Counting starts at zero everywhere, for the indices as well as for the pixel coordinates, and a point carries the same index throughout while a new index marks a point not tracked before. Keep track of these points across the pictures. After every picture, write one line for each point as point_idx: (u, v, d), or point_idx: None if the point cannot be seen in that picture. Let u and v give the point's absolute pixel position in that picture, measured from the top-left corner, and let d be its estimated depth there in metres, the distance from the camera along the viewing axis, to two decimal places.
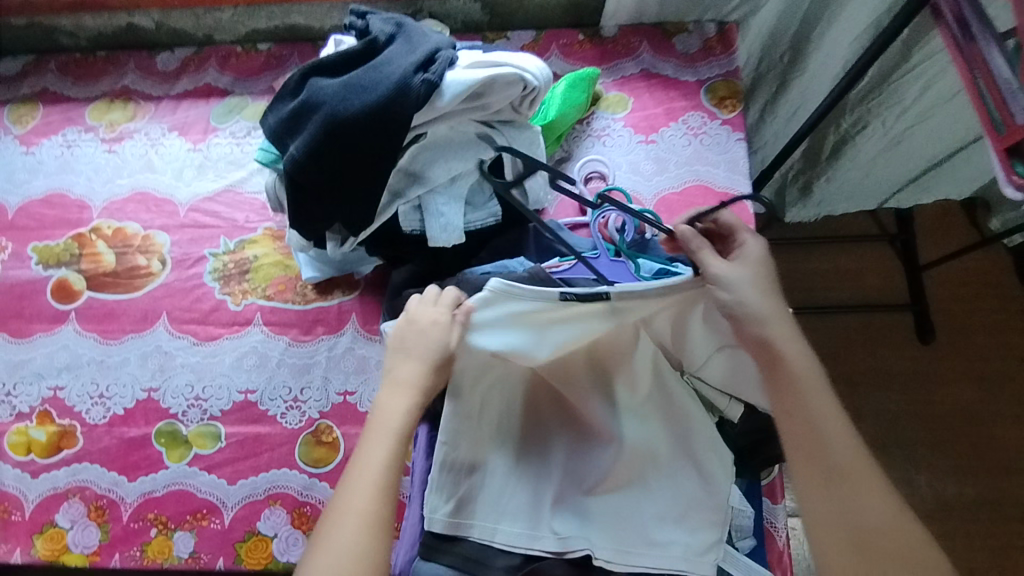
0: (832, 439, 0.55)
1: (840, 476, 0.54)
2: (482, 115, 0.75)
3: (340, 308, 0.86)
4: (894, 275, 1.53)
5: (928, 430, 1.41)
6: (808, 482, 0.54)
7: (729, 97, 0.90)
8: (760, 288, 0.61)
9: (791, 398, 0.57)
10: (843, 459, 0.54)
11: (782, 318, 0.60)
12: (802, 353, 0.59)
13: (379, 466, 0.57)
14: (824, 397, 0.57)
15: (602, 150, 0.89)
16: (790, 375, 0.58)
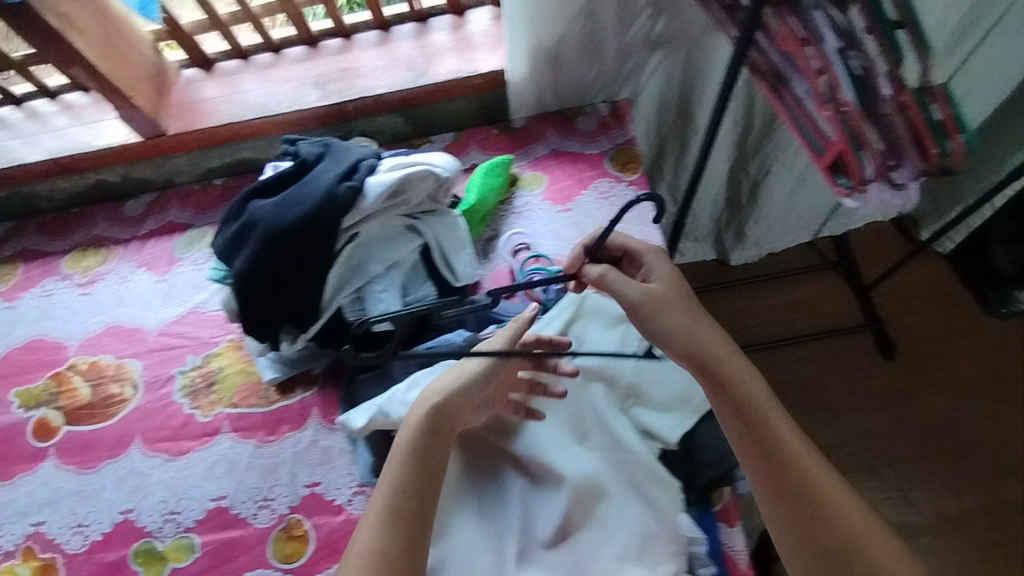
0: (796, 463, 0.62)
1: (806, 496, 0.61)
2: (405, 209, 0.85)
3: (302, 404, 0.91)
4: (845, 299, 1.60)
5: (913, 443, 1.45)
6: (779, 505, 0.61)
7: (630, 162, 1.01)
8: (698, 324, 0.68)
9: (749, 418, 0.64)
10: (806, 480, 0.61)
11: (725, 346, 0.67)
12: (751, 380, 0.66)
13: (385, 496, 0.62)
14: (775, 415, 0.64)
15: (526, 223, 0.99)
16: (746, 407, 0.64)
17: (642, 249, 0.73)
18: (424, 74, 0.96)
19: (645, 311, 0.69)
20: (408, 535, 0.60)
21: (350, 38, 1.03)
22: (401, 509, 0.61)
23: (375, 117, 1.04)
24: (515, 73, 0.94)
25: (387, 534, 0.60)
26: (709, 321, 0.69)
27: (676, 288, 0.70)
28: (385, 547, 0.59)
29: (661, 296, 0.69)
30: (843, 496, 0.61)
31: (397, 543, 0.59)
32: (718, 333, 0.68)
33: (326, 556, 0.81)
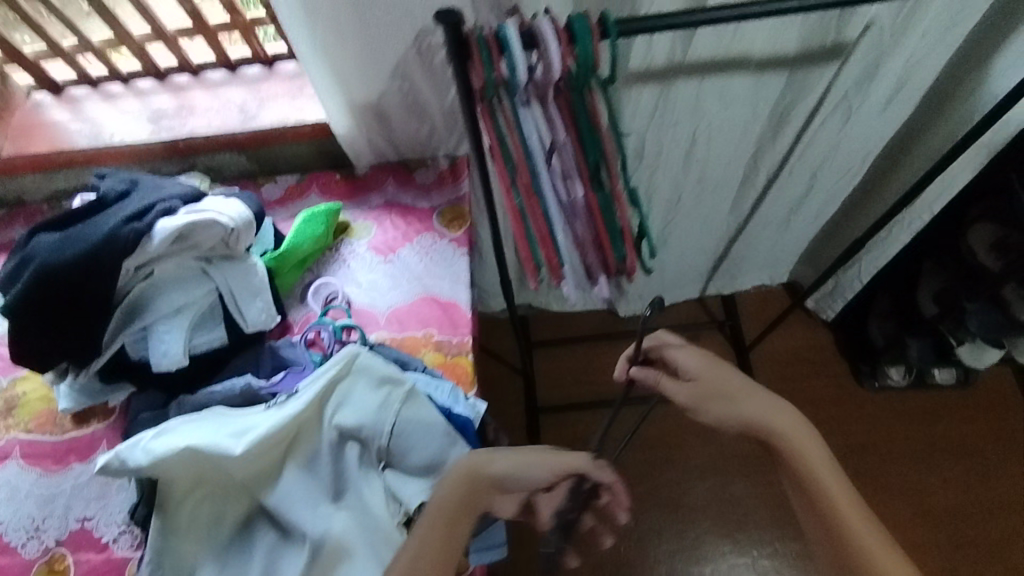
0: (842, 525, 0.68)
1: (852, 558, 0.67)
2: (197, 252, 0.86)
3: (92, 436, 0.92)
4: (726, 359, 1.62)
5: (771, 507, 1.46)
6: (832, 558, 0.70)
7: (456, 219, 1.03)
8: (746, 399, 0.75)
9: (806, 485, 0.71)
10: (853, 545, 0.67)
11: (787, 414, 0.73)
12: (813, 448, 0.72)
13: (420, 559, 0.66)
14: (832, 478, 0.70)
15: (344, 271, 1.00)
16: (796, 470, 0.72)
17: (677, 349, 0.79)
18: (252, 118, 1.00)
19: (703, 396, 0.77)
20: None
21: (197, 75, 1.05)
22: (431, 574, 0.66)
23: (216, 156, 1.05)
24: (339, 127, 0.96)
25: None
26: (758, 389, 0.75)
27: (725, 381, 0.76)
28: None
29: (713, 384, 0.77)
30: (896, 557, 0.66)
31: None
32: (774, 400, 0.74)
33: None
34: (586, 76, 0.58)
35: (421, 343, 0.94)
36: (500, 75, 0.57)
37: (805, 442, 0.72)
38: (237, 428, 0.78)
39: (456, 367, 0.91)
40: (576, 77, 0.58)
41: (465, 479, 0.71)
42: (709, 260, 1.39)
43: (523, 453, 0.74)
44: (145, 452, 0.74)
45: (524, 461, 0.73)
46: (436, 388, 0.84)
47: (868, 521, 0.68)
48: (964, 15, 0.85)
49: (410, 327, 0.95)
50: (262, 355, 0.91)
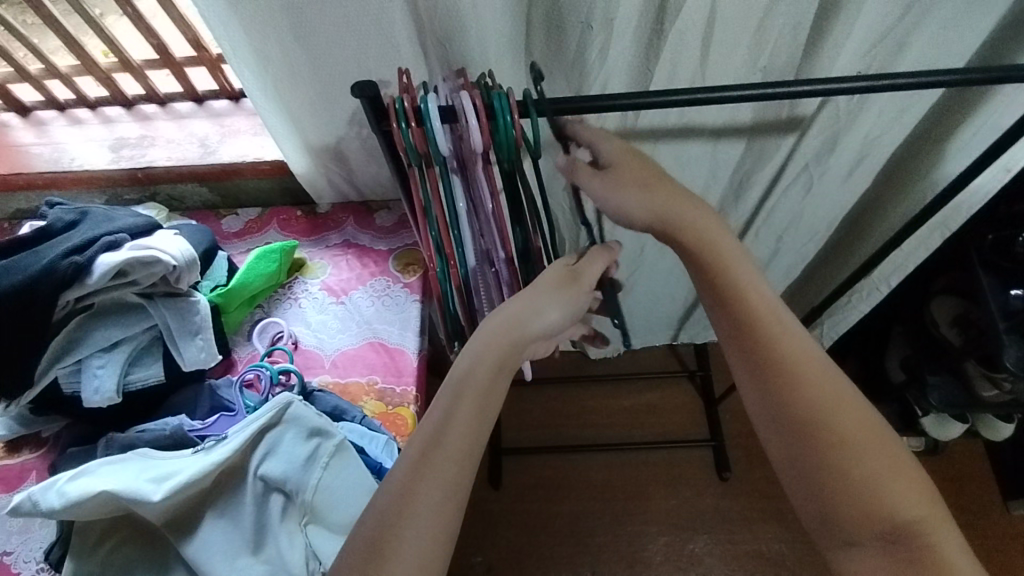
0: (776, 353, 0.61)
1: (785, 388, 0.60)
2: (137, 289, 0.85)
3: (22, 466, 0.90)
4: (694, 410, 1.60)
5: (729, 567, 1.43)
6: (756, 395, 0.62)
7: (412, 263, 1.03)
8: (665, 191, 0.65)
9: (727, 293, 0.64)
10: (775, 355, 0.61)
11: (702, 213, 0.65)
12: (735, 251, 0.65)
13: (455, 435, 0.58)
14: (754, 285, 0.64)
15: (295, 310, 1.00)
16: (725, 288, 0.64)
17: (588, 129, 0.68)
18: (212, 153, 1.02)
19: (620, 180, 0.65)
20: (455, 474, 0.56)
21: (165, 106, 1.08)
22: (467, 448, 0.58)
23: (178, 186, 1.06)
24: (297, 167, 0.98)
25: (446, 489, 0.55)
26: (683, 193, 0.66)
27: (652, 173, 0.66)
28: (442, 489, 0.55)
29: (628, 173, 0.66)
30: (830, 383, 0.60)
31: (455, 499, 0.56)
32: (693, 196, 0.67)
33: None
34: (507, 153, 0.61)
35: (364, 391, 0.92)
36: (422, 145, 0.60)
37: (727, 257, 0.64)
38: (156, 472, 0.76)
39: (396, 419, 0.89)
40: (497, 153, 0.61)
41: (482, 338, 0.62)
42: None
43: (534, 293, 0.64)
44: (62, 494, 0.72)
45: (543, 305, 0.64)
46: (371, 440, 0.83)
47: (801, 344, 0.62)
48: (914, 99, 0.86)
49: (354, 373, 0.94)
50: (201, 394, 0.90)
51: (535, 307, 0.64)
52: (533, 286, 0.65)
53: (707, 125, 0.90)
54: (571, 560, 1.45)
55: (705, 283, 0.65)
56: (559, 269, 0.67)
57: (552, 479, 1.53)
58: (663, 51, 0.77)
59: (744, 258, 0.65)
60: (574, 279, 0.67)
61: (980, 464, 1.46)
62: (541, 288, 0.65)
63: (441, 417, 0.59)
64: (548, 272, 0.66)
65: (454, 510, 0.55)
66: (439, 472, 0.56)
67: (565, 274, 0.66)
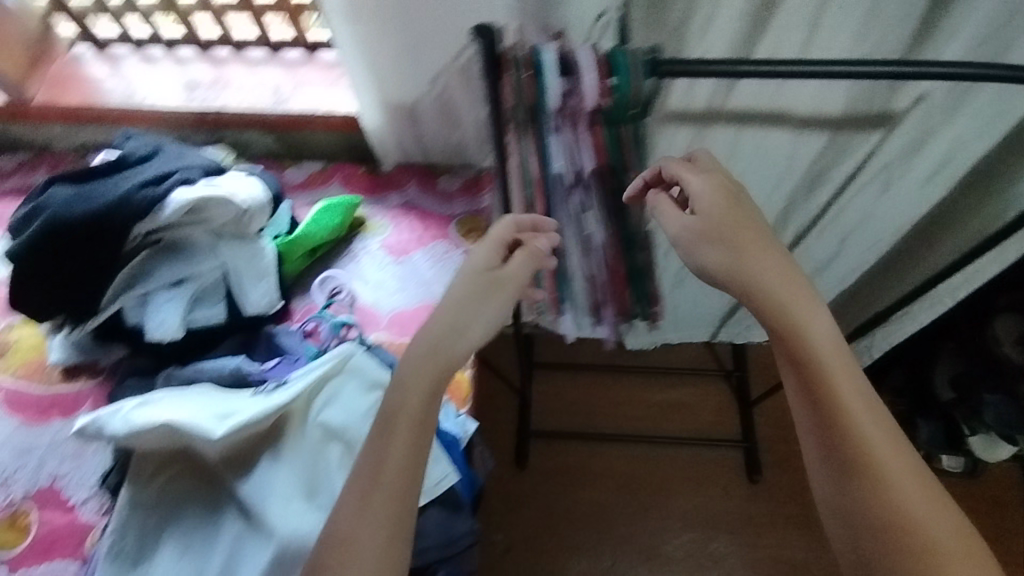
0: (861, 442, 0.59)
1: (868, 482, 0.58)
2: (208, 227, 0.85)
3: (79, 393, 0.91)
4: (727, 410, 1.58)
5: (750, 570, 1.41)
6: (833, 486, 0.60)
7: (473, 230, 1.02)
8: (754, 248, 0.65)
9: (810, 375, 0.62)
10: (861, 449, 0.59)
11: (791, 285, 0.64)
12: (824, 332, 0.63)
13: (397, 472, 0.58)
14: (843, 371, 0.61)
15: (352, 266, 0.99)
16: (812, 367, 0.62)
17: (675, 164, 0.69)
18: (283, 103, 1.01)
19: (708, 232, 0.66)
20: (396, 513, 0.57)
21: (239, 50, 1.07)
22: (403, 476, 0.58)
23: (245, 132, 1.06)
24: (370, 121, 0.97)
25: (384, 525, 0.56)
26: (777, 253, 0.65)
27: (741, 235, 0.65)
28: (389, 531, 0.56)
29: (722, 227, 0.66)
30: (918, 487, 0.57)
31: (392, 534, 0.56)
32: (782, 253, 0.66)
33: (37, 553, 0.80)
34: (616, 110, 0.65)
35: None
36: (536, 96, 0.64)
37: (816, 335, 0.63)
38: (213, 410, 0.76)
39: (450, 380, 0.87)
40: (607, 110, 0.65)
41: (412, 363, 0.62)
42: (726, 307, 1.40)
43: (450, 306, 0.65)
44: (127, 420, 0.73)
45: (463, 315, 0.65)
46: None
47: (889, 438, 0.59)
48: (1013, 102, 0.83)
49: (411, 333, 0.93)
50: (258, 339, 0.90)
51: (462, 319, 0.65)
52: (451, 299, 0.66)
53: (796, 113, 0.88)
54: (591, 547, 1.44)
55: (788, 360, 0.63)
56: (480, 274, 0.67)
57: (579, 466, 1.52)
58: (769, 23, 0.75)
59: (836, 341, 0.62)
60: (497, 283, 0.67)
61: (1023, 493, 1.42)
62: (458, 301, 0.65)
63: (384, 453, 0.59)
64: (463, 281, 0.67)
65: (399, 548, 0.56)
66: (379, 513, 0.56)
67: (485, 279, 0.67)
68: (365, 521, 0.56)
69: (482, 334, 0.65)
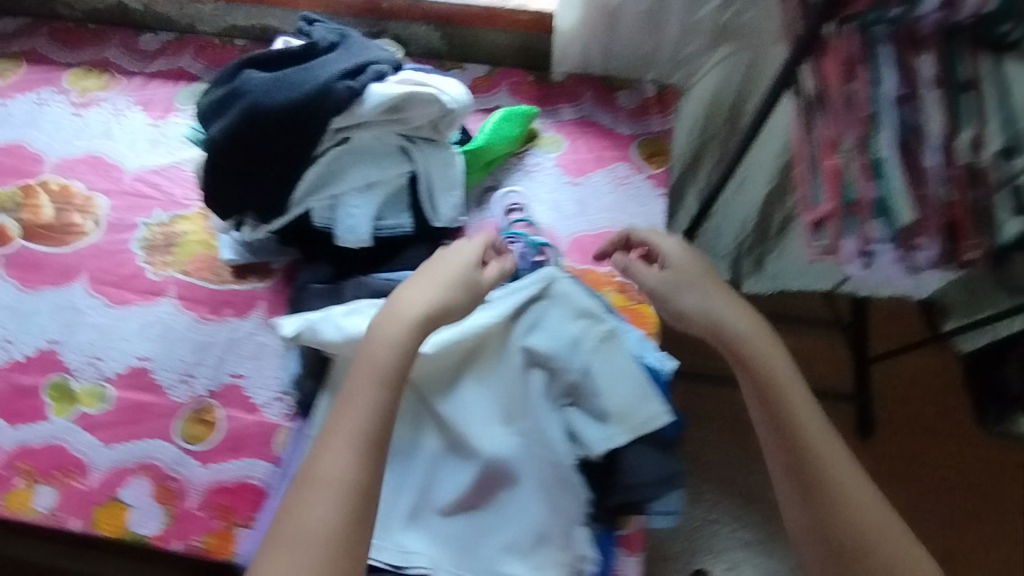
0: (824, 470, 0.62)
1: (831, 507, 0.61)
2: (403, 128, 0.78)
3: (251, 293, 0.88)
4: (843, 363, 1.52)
5: None
6: (804, 512, 0.62)
7: (657, 154, 0.92)
8: (722, 294, 0.72)
9: (770, 402, 0.66)
10: (823, 471, 0.62)
11: (749, 321, 0.70)
12: (779, 360, 0.67)
13: (362, 421, 0.61)
14: (799, 398, 0.65)
15: (527, 183, 0.91)
16: (778, 398, 0.66)
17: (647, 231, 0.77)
18: None
19: (677, 282, 0.73)
20: (365, 480, 0.59)
21: None
22: (367, 440, 0.60)
23: (413, 24, 0.97)
24: (564, 23, 0.89)
25: (348, 494, 0.58)
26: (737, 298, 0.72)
27: (695, 273, 0.73)
28: (355, 474, 0.58)
29: (692, 277, 0.73)
30: (874, 510, 0.61)
31: (353, 504, 0.57)
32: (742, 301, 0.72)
33: (227, 449, 0.80)
34: None
35: (603, 281, 0.86)
36: None
37: (778, 367, 0.67)
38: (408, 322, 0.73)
39: (637, 313, 0.83)
40: None
41: (375, 325, 0.66)
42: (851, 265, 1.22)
43: (414, 283, 0.69)
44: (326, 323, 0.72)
45: (413, 291, 0.68)
46: (629, 331, 0.78)
47: (850, 465, 0.63)
48: None
49: (593, 260, 0.87)
50: (437, 253, 0.83)
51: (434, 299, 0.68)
52: (420, 279, 0.69)
53: None
54: None
55: (753, 392, 0.67)
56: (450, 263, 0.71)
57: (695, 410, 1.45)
58: None
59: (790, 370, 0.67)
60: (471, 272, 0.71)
61: None
62: (427, 279, 0.69)
63: (346, 403, 0.62)
64: (424, 270, 0.70)
65: (363, 512, 0.58)
66: (336, 488, 0.58)
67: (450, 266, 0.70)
68: (322, 490, 0.57)
69: (444, 306, 0.67)
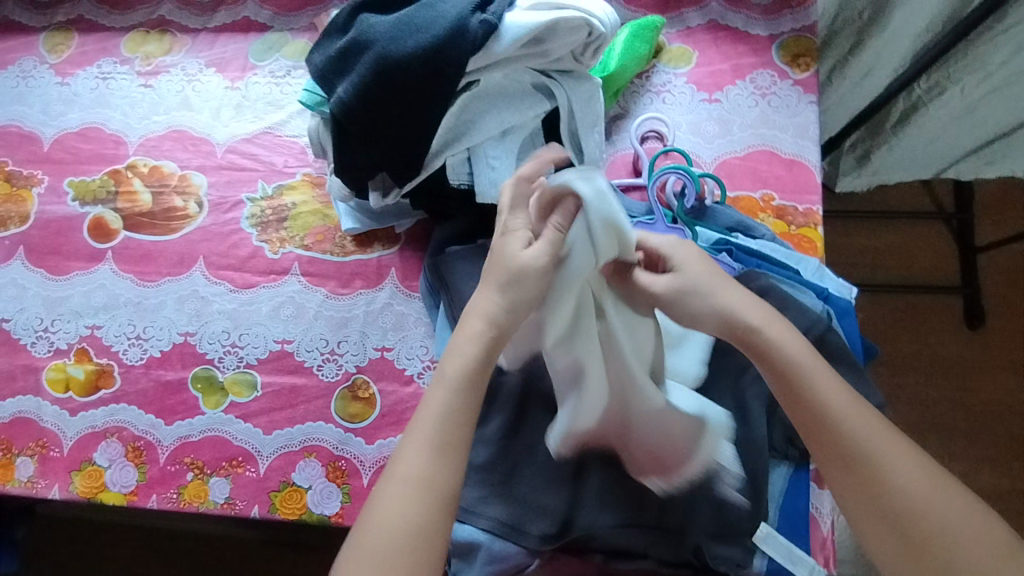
0: (878, 464, 0.51)
1: (895, 510, 0.50)
2: (540, 63, 0.71)
3: (380, 262, 0.84)
4: (944, 256, 1.44)
5: (960, 413, 1.36)
6: (863, 519, 0.51)
7: (803, 55, 0.83)
8: (724, 287, 0.59)
9: (811, 412, 0.54)
10: (899, 489, 0.50)
11: (763, 313, 0.59)
12: (805, 352, 0.56)
13: (438, 421, 0.55)
14: (842, 397, 0.54)
15: (661, 107, 0.83)
16: (812, 395, 0.54)
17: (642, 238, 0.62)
18: None
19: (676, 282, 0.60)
20: (442, 482, 0.53)
21: None
22: (445, 436, 0.54)
23: None
24: None
25: (417, 506, 0.52)
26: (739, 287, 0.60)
27: (708, 280, 0.59)
28: (429, 472, 0.53)
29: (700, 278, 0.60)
30: (978, 522, 0.49)
31: (429, 514, 0.52)
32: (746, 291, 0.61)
33: (390, 424, 0.78)
34: None
35: (759, 208, 0.78)
36: None
37: (806, 362, 0.56)
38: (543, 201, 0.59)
39: (802, 240, 0.77)
40: None
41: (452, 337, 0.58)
42: (978, 139, 1.11)
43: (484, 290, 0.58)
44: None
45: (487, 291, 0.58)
46: (804, 261, 0.73)
47: (910, 455, 0.52)
48: None
49: (744, 185, 0.79)
50: None
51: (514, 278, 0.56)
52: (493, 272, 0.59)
53: None
54: None
55: (790, 401, 0.56)
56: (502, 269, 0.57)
57: None
58: None
59: (819, 364, 0.56)
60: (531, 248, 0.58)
61: None
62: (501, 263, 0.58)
63: (418, 414, 0.56)
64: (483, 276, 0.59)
65: (438, 514, 0.52)
66: (405, 489, 0.52)
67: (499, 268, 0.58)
68: (393, 498, 0.52)
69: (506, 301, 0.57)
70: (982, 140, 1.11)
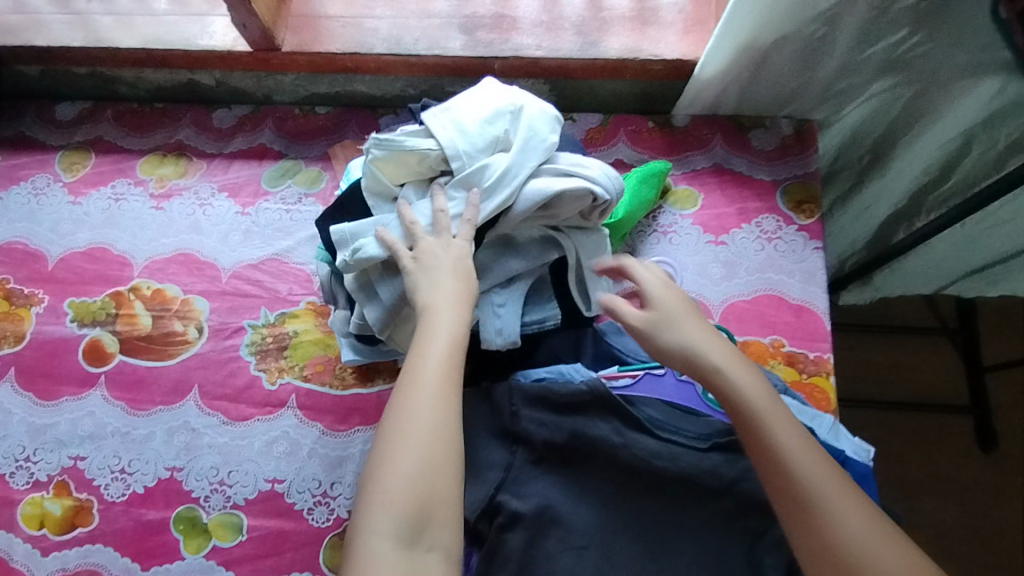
0: (805, 481, 0.53)
1: (831, 550, 0.51)
2: (550, 220, 0.70)
3: (380, 397, 0.82)
4: (951, 373, 1.42)
5: (976, 540, 1.30)
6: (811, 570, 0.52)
7: (807, 202, 0.84)
8: (691, 321, 0.63)
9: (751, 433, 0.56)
10: (822, 509, 0.52)
11: (714, 340, 0.61)
12: (754, 385, 0.58)
13: (431, 365, 0.57)
14: (781, 421, 0.56)
15: (667, 248, 0.83)
16: (755, 439, 0.56)
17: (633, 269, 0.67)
18: (594, 45, 0.86)
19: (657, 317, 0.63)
20: (441, 420, 0.55)
21: None
22: (447, 352, 0.58)
23: (521, 81, 0.91)
24: (708, 67, 0.82)
25: (427, 455, 0.53)
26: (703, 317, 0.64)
27: (681, 307, 0.64)
28: (435, 422, 0.55)
29: (676, 310, 0.64)
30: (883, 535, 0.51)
31: (442, 457, 0.54)
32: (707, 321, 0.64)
33: None
34: None
35: (769, 354, 0.77)
36: None
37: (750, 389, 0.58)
38: (492, 181, 0.66)
39: (814, 390, 0.75)
40: None
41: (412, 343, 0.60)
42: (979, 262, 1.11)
43: (423, 265, 0.63)
44: (391, 276, 0.68)
45: (437, 277, 0.63)
46: (819, 418, 0.70)
47: (859, 506, 0.52)
48: None
49: (752, 330, 0.78)
50: (585, 339, 0.79)
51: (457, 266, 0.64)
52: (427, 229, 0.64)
53: None
54: None
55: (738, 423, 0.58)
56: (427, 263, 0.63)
57: None
58: None
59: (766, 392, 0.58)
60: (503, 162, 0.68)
61: None
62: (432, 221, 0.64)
63: (412, 357, 0.58)
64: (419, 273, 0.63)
65: (446, 445, 0.54)
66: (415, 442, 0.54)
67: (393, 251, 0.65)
68: (406, 445, 0.54)
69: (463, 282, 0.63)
70: (983, 268, 1.11)
